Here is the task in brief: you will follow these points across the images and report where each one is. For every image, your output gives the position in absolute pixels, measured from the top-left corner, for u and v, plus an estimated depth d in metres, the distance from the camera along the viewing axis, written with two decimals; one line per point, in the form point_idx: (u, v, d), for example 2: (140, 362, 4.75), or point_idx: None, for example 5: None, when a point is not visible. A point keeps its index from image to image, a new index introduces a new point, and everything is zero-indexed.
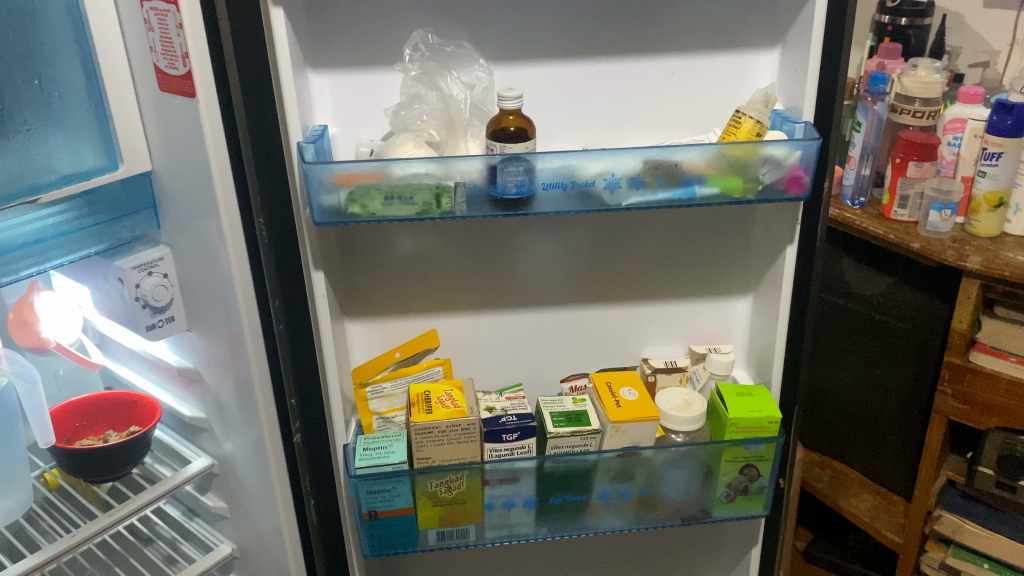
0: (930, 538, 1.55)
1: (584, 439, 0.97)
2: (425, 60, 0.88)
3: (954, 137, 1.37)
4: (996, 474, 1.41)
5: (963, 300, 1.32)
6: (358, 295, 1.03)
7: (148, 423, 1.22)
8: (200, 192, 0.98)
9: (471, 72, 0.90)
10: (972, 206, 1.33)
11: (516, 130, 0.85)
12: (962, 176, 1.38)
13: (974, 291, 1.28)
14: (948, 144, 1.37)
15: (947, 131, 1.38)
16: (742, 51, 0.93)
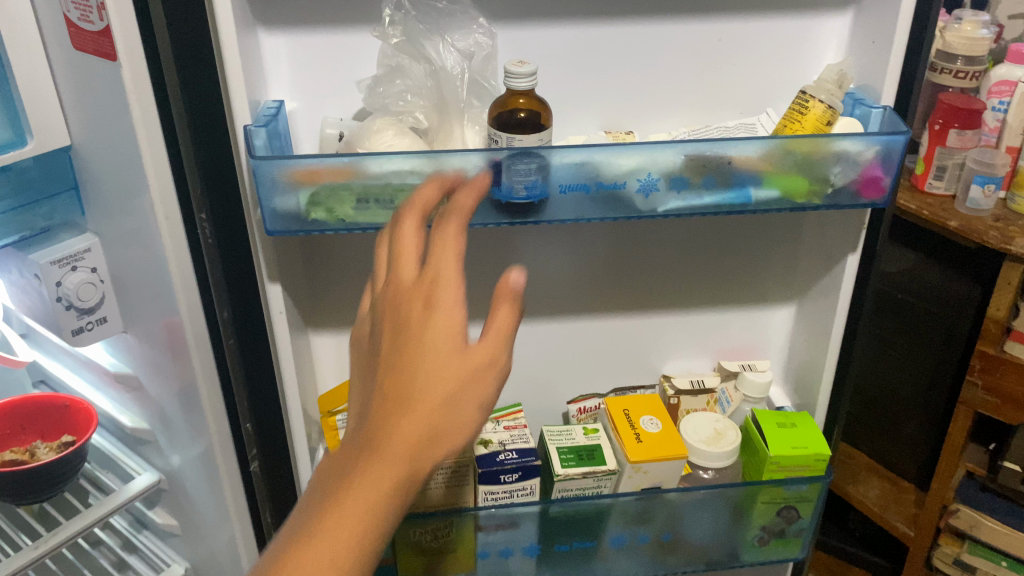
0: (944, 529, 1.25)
1: (597, 481, 0.81)
2: (409, 21, 0.69)
3: (1000, 101, 1.09)
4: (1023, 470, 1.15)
5: (1001, 285, 1.04)
6: (324, 302, 0.85)
7: (83, 434, 1.05)
8: (127, 176, 0.79)
9: (467, 36, 0.70)
10: (1018, 180, 1.05)
11: (526, 116, 0.68)
12: (1006, 147, 1.10)
13: (1015, 276, 1.01)
14: (991, 109, 1.09)
15: (990, 94, 1.10)
16: (809, 13, 0.74)
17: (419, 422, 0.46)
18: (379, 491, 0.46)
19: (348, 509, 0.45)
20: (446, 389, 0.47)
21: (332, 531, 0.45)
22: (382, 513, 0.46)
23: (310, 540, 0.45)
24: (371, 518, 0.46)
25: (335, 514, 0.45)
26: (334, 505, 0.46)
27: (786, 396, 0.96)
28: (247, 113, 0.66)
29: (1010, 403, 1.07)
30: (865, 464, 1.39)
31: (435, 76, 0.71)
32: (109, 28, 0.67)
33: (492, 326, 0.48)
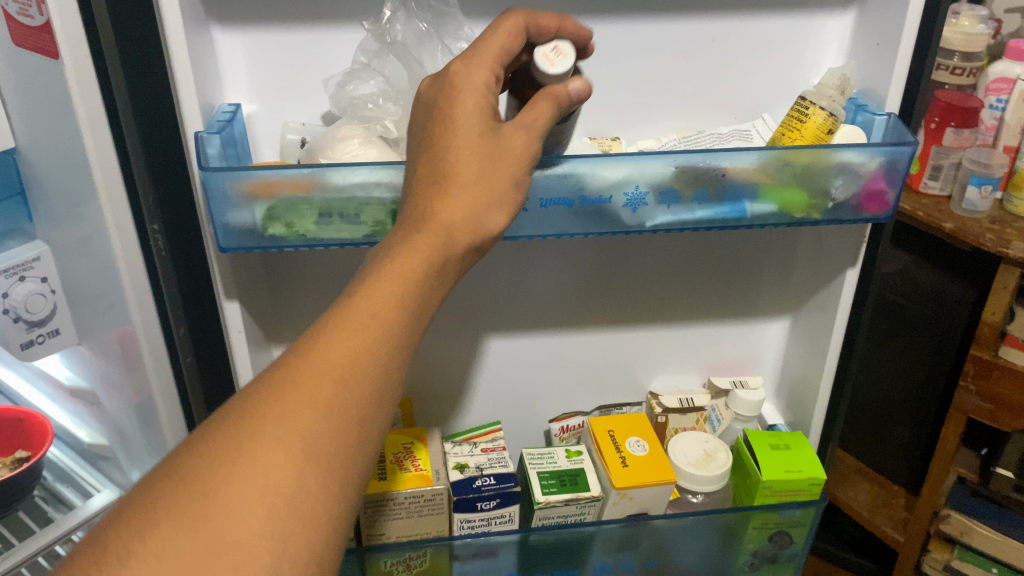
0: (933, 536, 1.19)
1: (580, 508, 0.77)
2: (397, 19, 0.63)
3: (998, 99, 1.03)
4: (1016, 478, 1.10)
5: (997, 290, 0.99)
6: (290, 319, 0.79)
7: (38, 450, 0.99)
8: (75, 181, 0.73)
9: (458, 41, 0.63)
10: (1015, 181, 1.01)
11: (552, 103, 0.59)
12: (1003, 147, 1.05)
13: (1012, 281, 0.96)
14: (988, 108, 1.04)
15: (987, 92, 1.04)
16: (811, 13, 0.68)
17: (445, 216, 0.49)
18: (407, 281, 0.47)
19: (388, 284, 0.46)
20: (487, 185, 0.51)
21: (378, 300, 0.45)
22: (417, 300, 0.47)
23: (349, 322, 0.44)
24: (410, 299, 0.47)
25: (376, 288, 0.46)
26: (377, 278, 0.46)
27: (778, 413, 0.91)
28: (199, 119, 0.60)
29: (1005, 409, 1.03)
30: (852, 467, 1.34)
31: (414, 80, 0.65)
32: (49, 23, 0.61)
33: (531, 122, 0.53)
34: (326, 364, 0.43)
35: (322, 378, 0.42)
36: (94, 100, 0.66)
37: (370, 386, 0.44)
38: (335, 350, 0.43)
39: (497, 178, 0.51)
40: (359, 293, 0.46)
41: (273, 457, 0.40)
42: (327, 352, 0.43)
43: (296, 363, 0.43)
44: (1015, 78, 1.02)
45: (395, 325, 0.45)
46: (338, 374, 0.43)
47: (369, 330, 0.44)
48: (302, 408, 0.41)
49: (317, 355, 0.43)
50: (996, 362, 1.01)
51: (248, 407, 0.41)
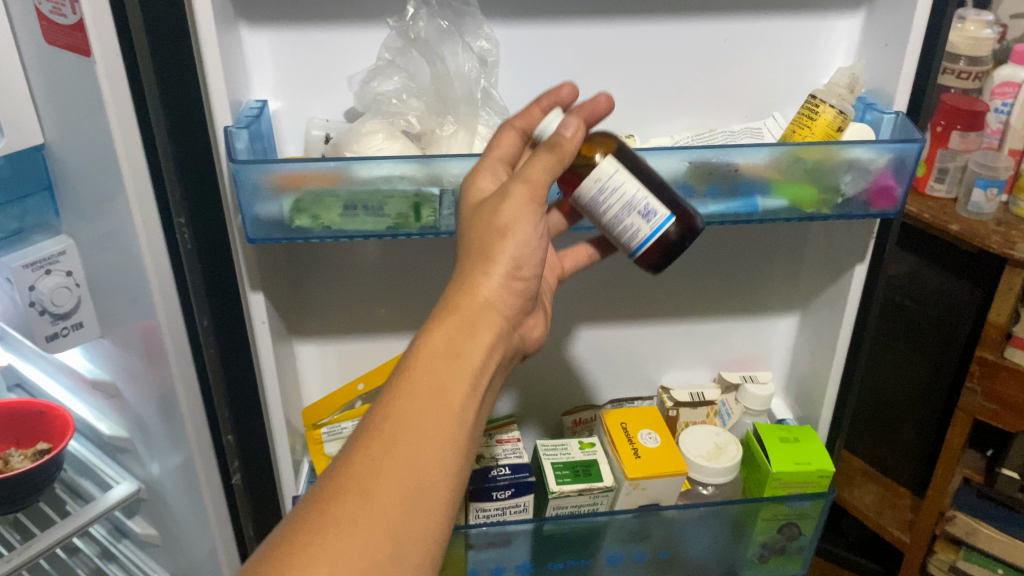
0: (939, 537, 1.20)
1: (593, 497, 0.78)
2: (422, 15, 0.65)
3: (1004, 102, 1.05)
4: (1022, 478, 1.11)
5: (1004, 291, 1.01)
6: (310, 312, 0.81)
7: (60, 442, 1.01)
8: (102, 177, 0.75)
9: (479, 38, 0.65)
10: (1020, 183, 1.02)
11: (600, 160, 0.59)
12: (1009, 150, 1.06)
13: (1018, 282, 0.98)
14: (994, 111, 1.06)
15: (992, 96, 1.06)
16: (821, 14, 0.70)
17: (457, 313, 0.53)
18: (429, 380, 0.51)
19: (417, 379, 0.51)
20: (490, 265, 0.55)
21: (409, 394, 0.50)
22: (447, 383, 0.51)
23: (386, 418, 0.49)
24: (439, 385, 0.51)
25: (407, 385, 0.50)
26: (406, 375, 0.51)
27: (788, 408, 0.93)
28: (228, 114, 0.62)
29: (1010, 409, 1.04)
30: (859, 469, 1.35)
31: (438, 78, 0.66)
32: (83, 21, 0.63)
33: (525, 180, 0.56)
34: (357, 473, 0.47)
35: (369, 472, 0.47)
36: (124, 98, 0.68)
37: (416, 469, 0.48)
38: (377, 448, 0.48)
39: (501, 250, 0.55)
40: (390, 391, 0.50)
41: (340, 548, 0.44)
42: (367, 450, 0.48)
43: (346, 466, 0.47)
44: (1020, 82, 1.04)
45: (419, 422, 0.49)
46: (368, 482, 0.46)
47: (403, 423, 0.49)
48: (357, 503, 0.46)
49: (361, 454, 0.48)
50: (1002, 363, 1.03)
51: (294, 528, 0.45)
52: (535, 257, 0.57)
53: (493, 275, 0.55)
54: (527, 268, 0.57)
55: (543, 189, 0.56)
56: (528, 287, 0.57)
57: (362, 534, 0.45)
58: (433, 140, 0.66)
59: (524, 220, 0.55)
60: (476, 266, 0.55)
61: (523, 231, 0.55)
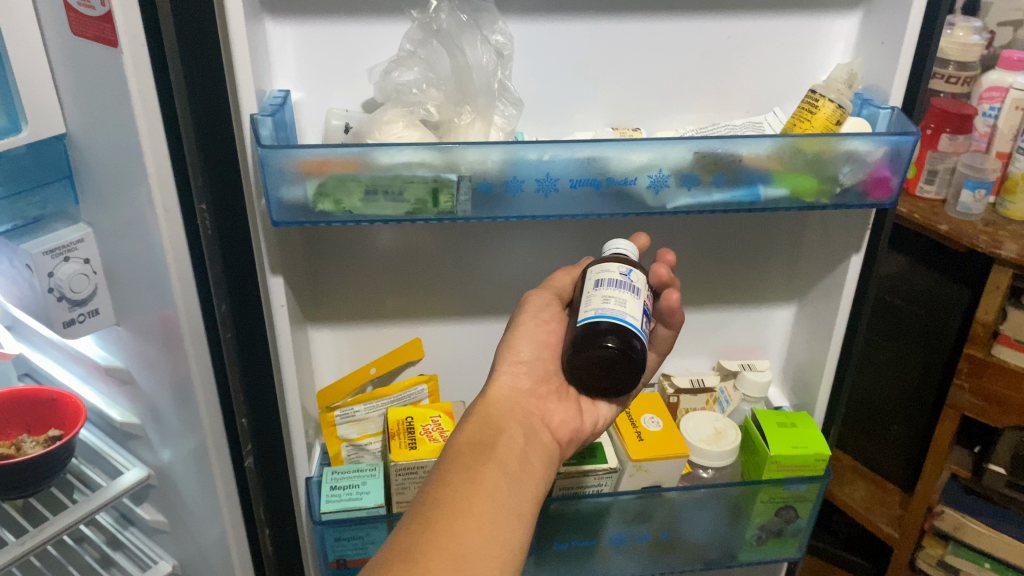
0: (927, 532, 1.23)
1: (598, 479, 0.81)
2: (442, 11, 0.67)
3: (991, 107, 1.09)
4: (1008, 473, 1.14)
5: (990, 290, 1.03)
6: (325, 298, 0.84)
7: (71, 429, 1.03)
8: (123, 166, 0.77)
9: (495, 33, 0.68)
10: (1005, 185, 1.06)
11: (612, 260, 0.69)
12: (996, 153, 1.10)
13: (1005, 281, 1.01)
14: (982, 115, 1.09)
15: (981, 100, 1.09)
16: (821, 13, 0.73)
17: (476, 424, 0.66)
18: (460, 468, 0.61)
19: (450, 469, 0.61)
20: (502, 368, 0.71)
21: (445, 480, 0.60)
22: (478, 463, 0.61)
23: (427, 503, 0.58)
24: (471, 466, 0.61)
25: (441, 477, 0.60)
26: (442, 468, 0.62)
27: (784, 396, 0.96)
28: (254, 102, 0.65)
29: (997, 406, 1.07)
30: (850, 465, 1.38)
31: (458, 70, 0.69)
32: (110, 13, 0.65)
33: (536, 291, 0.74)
34: (405, 545, 0.55)
35: (420, 543, 0.55)
36: (150, 89, 0.70)
37: (462, 532, 0.56)
38: (422, 525, 0.56)
39: (511, 348, 0.71)
40: (428, 485, 0.60)
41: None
42: (414, 526, 0.56)
43: (398, 542, 0.55)
44: (1008, 87, 1.07)
45: (454, 498, 0.58)
46: (415, 551, 0.54)
47: (439, 503, 0.58)
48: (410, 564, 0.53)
49: (411, 530, 0.56)
50: (991, 360, 1.05)
51: None
52: (548, 351, 0.72)
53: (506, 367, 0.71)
54: (537, 361, 0.72)
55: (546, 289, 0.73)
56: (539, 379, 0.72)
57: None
58: (450, 129, 0.69)
59: (527, 325, 0.72)
60: (496, 371, 0.71)
61: (533, 324, 0.72)
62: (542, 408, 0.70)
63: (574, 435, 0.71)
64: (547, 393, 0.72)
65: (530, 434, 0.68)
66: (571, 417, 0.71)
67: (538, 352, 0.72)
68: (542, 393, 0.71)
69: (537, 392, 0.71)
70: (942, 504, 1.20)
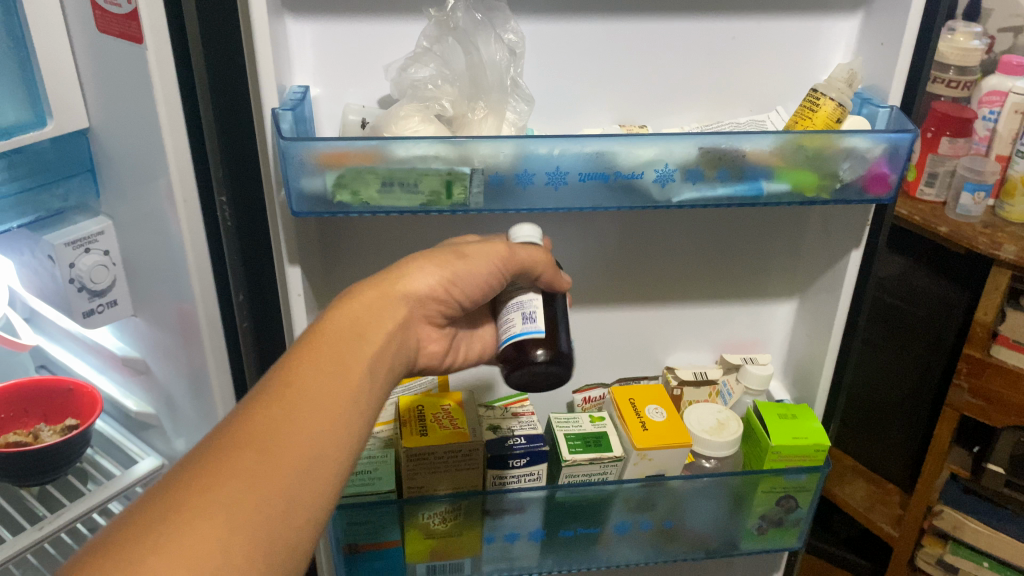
0: (926, 532, 1.25)
1: (603, 467, 0.83)
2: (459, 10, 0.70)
3: (991, 110, 1.11)
4: (1007, 473, 1.16)
5: (990, 291, 1.06)
6: (338, 289, 0.86)
7: (87, 419, 1.05)
8: (144, 161, 0.79)
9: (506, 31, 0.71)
10: (1005, 188, 1.08)
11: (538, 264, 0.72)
12: (996, 155, 1.11)
13: (1005, 283, 1.03)
14: (982, 118, 1.11)
15: (981, 104, 1.11)
16: (824, 15, 0.76)
17: (366, 308, 0.62)
18: (331, 351, 0.57)
19: (326, 347, 0.57)
20: (427, 272, 0.67)
21: (314, 362, 0.56)
22: (352, 356, 0.58)
23: (286, 381, 0.54)
24: (345, 356, 0.57)
25: (311, 356, 0.56)
26: (314, 344, 0.57)
27: (786, 390, 0.98)
28: (275, 97, 0.67)
29: (996, 405, 1.09)
30: (849, 465, 1.40)
31: (474, 67, 0.71)
32: (137, 10, 0.67)
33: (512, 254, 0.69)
34: (255, 423, 0.51)
35: (268, 426, 0.51)
36: (173, 83, 0.72)
37: (315, 429, 0.52)
38: (279, 406, 0.52)
39: (448, 264, 0.67)
40: (295, 357, 0.56)
41: (229, 484, 0.48)
42: (272, 405, 0.52)
43: (247, 417, 0.52)
44: (1007, 91, 1.09)
45: (317, 386, 0.55)
46: (266, 435, 0.51)
47: (303, 389, 0.54)
48: (250, 448, 0.50)
49: (268, 409, 0.52)
50: (990, 360, 1.08)
51: (196, 468, 0.48)
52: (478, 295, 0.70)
53: (432, 279, 0.66)
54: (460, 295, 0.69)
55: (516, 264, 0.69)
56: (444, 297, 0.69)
57: (252, 478, 0.48)
58: (464, 124, 0.72)
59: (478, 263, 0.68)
60: (412, 263, 0.67)
61: (481, 272, 0.68)
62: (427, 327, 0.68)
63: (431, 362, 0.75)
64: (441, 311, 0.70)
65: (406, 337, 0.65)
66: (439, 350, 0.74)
67: (468, 284, 0.68)
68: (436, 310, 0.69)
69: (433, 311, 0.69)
70: (941, 503, 1.22)
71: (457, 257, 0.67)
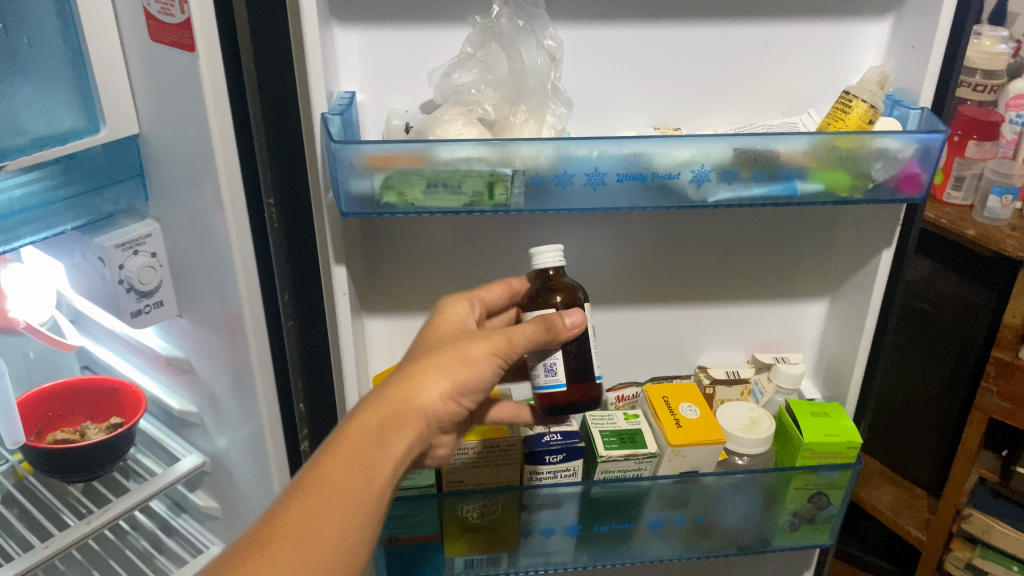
0: (955, 535, 1.25)
1: (638, 463, 0.85)
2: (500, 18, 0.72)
3: (1018, 114, 1.12)
4: None
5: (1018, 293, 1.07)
6: (380, 289, 0.89)
7: (131, 417, 1.07)
8: (191, 166, 0.82)
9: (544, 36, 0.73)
10: None
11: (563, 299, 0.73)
12: None
13: None
14: (1010, 122, 1.12)
15: (1008, 108, 1.13)
16: (854, 19, 0.78)
17: (386, 413, 0.61)
18: (354, 454, 0.58)
19: (349, 456, 0.58)
20: (436, 389, 0.63)
21: (340, 464, 0.57)
22: (376, 466, 0.59)
23: (313, 481, 0.56)
24: (369, 467, 0.58)
25: (339, 455, 0.58)
26: (337, 448, 0.58)
27: (816, 389, 0.99)
28: (324, 102, 0.70)
29: None
30: (877, 469, 1.40)
31: (514, 71, 0.73)
32: (190, 20, 0.70)
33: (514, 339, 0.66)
34: (282, 525, 0.54)
35: (292, 530, 0.54)
36: (223, 89, 0.75)
37: (333, 534, 0.54)
38: (300, 509, 0.55)
39: (452, 379, 0.64)
40: (319, 462, 0.58)
41: None
42: (290, 509, 0.55)
43: (269, 520, 0.55)
44: None
45: (341, 489, 0.56)
46: (288, 538, 0.53)
47: (328, 493, 0.56)
48: (267, 548, 0.52)
49: (288, 512, 0.55)
50: (1020, 362, 1.08)
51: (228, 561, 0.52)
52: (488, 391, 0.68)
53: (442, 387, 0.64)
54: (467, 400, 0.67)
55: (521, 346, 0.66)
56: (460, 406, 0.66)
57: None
58: (506, 127, 0.74)
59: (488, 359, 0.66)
60: (424, 369, 0.64)
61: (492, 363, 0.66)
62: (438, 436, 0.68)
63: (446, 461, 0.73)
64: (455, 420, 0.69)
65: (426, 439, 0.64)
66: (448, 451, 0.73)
67: (474, 390, 0.66)
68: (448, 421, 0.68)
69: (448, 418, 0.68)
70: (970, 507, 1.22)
71: (467, 363, 0.65)
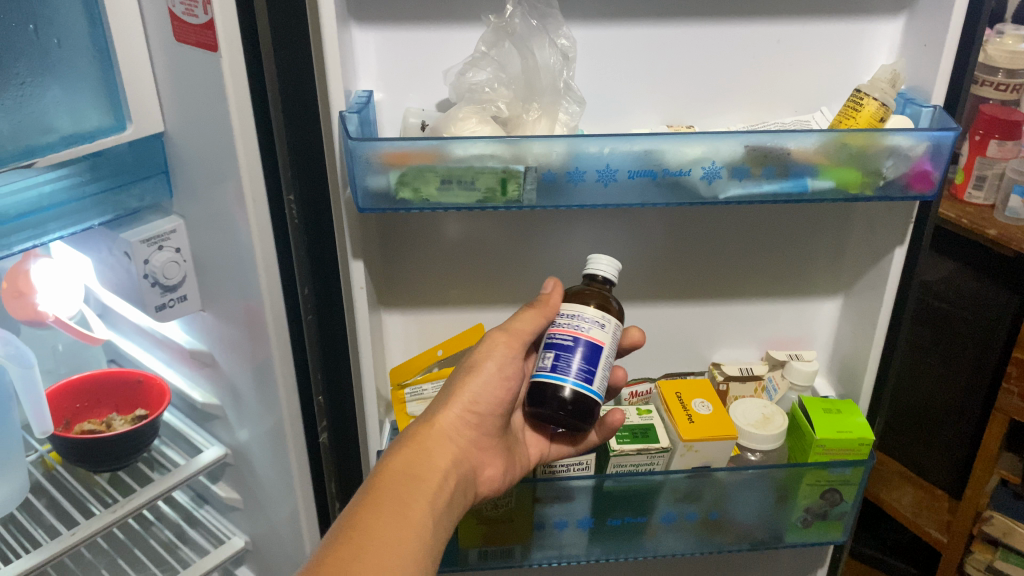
0: (977, 538, 1.25)
1: (651, 458, 0.86)
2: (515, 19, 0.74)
3: None
4: None
5: None
6: (398, 284, 0.90)
7: (156, 409, 1.10)
8: (212, 164, 0.84)
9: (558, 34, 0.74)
10: None
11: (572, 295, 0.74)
12: None
13: None
14: None
15: None
16: (868, 18, 0.78)
17: (415, 445, 0.72)
18: (388, 494, 0.67)
19: (384, 495, 0.67)
20: (452, 406, 0.75)
21: (376, 507, 0.66)
22: (412, 496, 0.67)
23: (356, 523, 0.64)
24: (405, 498, 0.67)
25: (375, 500, 0.66)
26: (371, 493, 0.67)
27: (830, 386, 1.00)
28: (343, 100, 0.72)
29: None
30: (896, 470, 1.40)
31: (529, 70, 0.75)
32: (214, 20, 0.72)
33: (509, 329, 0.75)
34: (336, 556, 0.61)
35: (346, 559, 0.60)
36: (244, 88, 0.77)
37: (390, 556, 0.62)
38: (350, 544, 0.62)
39: (465, 395, 0.75)
40: (357, 504, 0.66)
41: None
42: (343, 545, 0.62)
43: (325, 556, 0.61)
44: None
45: (379, 523, 0.64)
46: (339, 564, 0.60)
47: (369, 530, 0.63)
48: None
49: (338, 549, 0.61)
50: None
51: None
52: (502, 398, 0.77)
53: (454, 406, 0.75)
54: (487, 410, 0.77)
55: (517, 334, 0.75)
56: (478, 421, 0.76)
57: None
58: (519, 124, 0.76)
59: (490, 360, 0.75)
60: (441, 402, 0.75)
61: (493, 372, 0.76)
62: (476, 461, 0.77)
63: (494, 490, 0.79)
64: (484, 445, 0.78)
65: (457, 466, 0.73)
66: (497, 475, 0.79)
67: (489, 399, 0.76)
68: (480, 443, 0.77)
69: (477, 443, 0.77)
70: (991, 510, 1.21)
71: (467, 373, 0.75)
